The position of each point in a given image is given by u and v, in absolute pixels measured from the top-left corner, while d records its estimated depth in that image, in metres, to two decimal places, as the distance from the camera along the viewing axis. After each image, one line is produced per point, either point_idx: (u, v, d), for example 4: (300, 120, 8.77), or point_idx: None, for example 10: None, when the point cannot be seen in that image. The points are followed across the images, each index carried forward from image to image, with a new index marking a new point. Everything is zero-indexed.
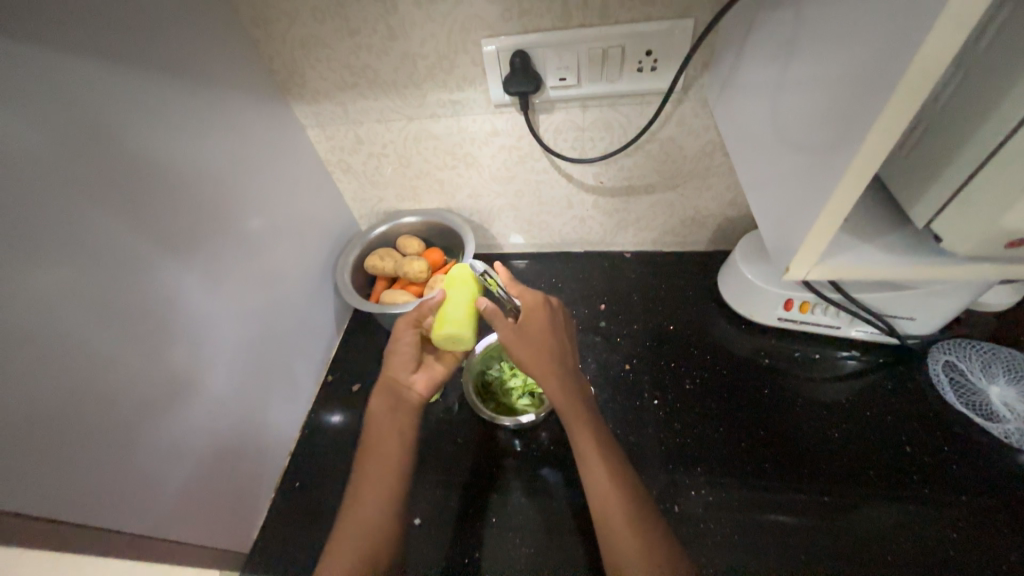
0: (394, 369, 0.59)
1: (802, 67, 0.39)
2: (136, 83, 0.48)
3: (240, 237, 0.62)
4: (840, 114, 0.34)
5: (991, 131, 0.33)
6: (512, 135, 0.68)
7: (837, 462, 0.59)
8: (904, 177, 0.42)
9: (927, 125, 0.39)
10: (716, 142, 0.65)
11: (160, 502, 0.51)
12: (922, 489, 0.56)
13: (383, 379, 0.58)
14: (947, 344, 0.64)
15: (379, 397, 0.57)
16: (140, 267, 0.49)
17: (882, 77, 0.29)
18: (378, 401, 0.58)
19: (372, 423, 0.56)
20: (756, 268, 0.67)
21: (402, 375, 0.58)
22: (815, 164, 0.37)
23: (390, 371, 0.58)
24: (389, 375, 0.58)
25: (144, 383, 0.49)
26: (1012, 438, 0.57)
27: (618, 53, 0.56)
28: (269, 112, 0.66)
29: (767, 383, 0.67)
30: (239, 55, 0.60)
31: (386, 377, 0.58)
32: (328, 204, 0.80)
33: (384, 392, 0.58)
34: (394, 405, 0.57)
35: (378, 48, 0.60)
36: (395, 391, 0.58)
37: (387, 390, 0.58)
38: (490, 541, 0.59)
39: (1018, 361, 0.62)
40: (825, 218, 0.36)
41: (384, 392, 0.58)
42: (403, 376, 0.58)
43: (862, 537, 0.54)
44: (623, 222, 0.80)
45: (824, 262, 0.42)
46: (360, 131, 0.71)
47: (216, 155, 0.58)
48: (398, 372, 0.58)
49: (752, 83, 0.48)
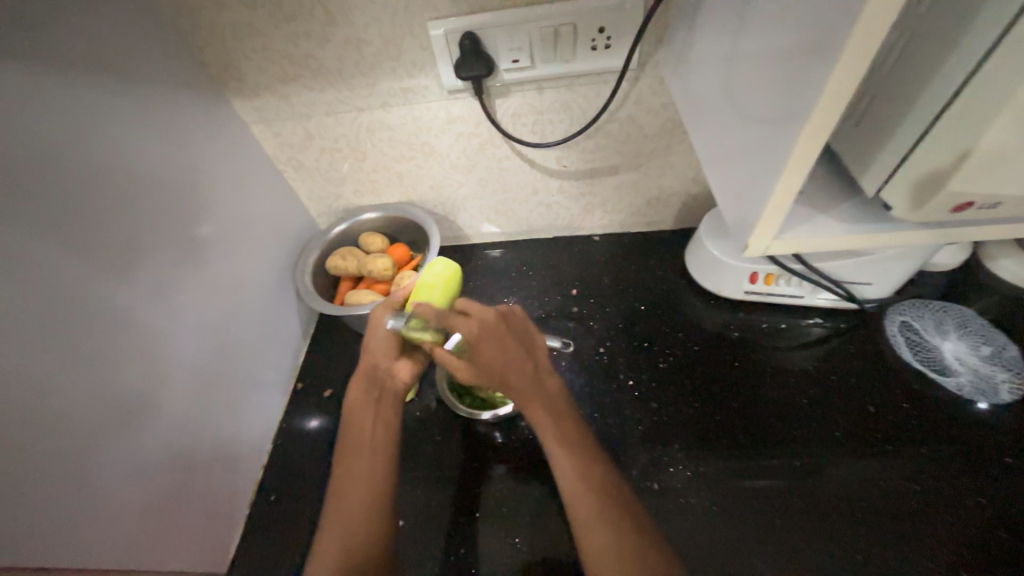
0: (375, 354, 0.56)
1: (752, 37, 0.38)
2: (50, 83, 0.43)
3: (189, 245, 0.58)
4: (790, 83, 0.33)
5: (935, 94, 0.33)
6: (468, 121, 0.65)
7: (807, 426, 0.61)
8: (855, 145, 0.42)
9: (875, 91, 0.39)
10: (675, 119, 0.65)
11: (120, 532, 0.48)
12: (885, 445, 0.58)
13: (363, 366, 0.56)
14: (902, 306, 0.68)
15: (359, 386, 0.55)
16: (78, 286, 0.45)
17: (828, 44, 0.29)
18: (356, 392, 0.55)
19: (352, 414, 0.54)
20: (721, 243, 0.67)
21: (383, 361, 0.56)
22: (769, 137, 0.36)
23: (372, 357, 0.56)
24: (370, 361, 0.56)
25: (94, 408, 0.46)
26: (964, 390, 0.61)
27: (570, 31, 0.55)
28: (207, 109, 0.61)
29: (737, 355, 0.68)
30: (165, 47, 0.56)
31: (366, 363, 0.55)
32: (282, 205, 0.76)
33: (364, 380, 0.55)
34: (376, 395, 0.55)
35: (319, 35, 0.57)
36: (376, 378, 0.56)
37: (369, 378, 0.55)
38: (476, 535, 0.59)
39: (968, 317, 0.65)
40: (779, 191, 0.36)
41: (364, 380, 0.55)
42: (385, 363, 0.56)
43: (833, 494, 0.56)
44: (589, 205, 0.79)
45: (783, 235, 0.42)
46: (309, 126, 0.68)
47: (151, 159, 0.53)
48: (380, 359, 0.56)
49: (705, 57, 0.47)
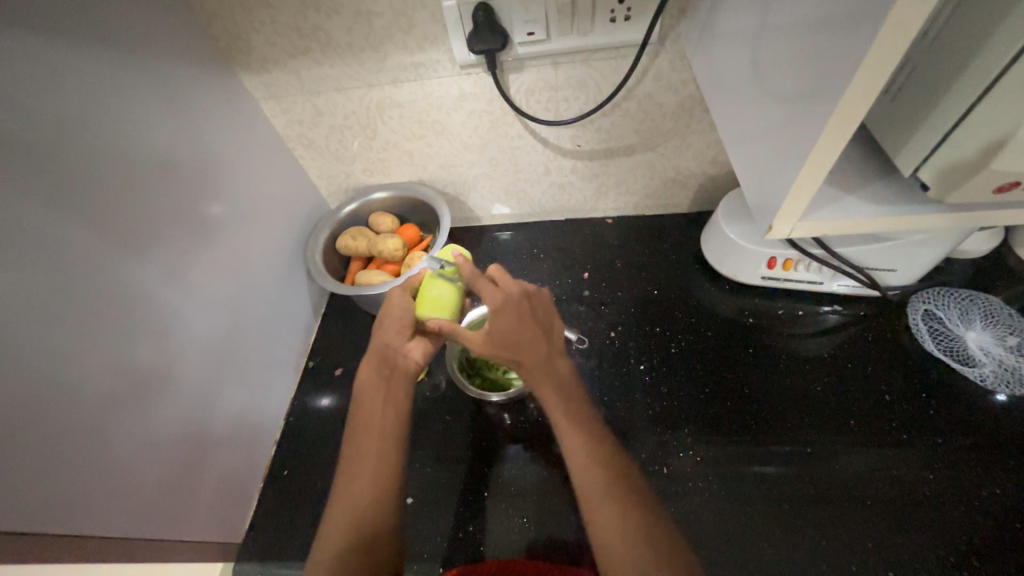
0: (387, 334, 0.55)
1: (783, 5, 0.36)
2: (58, 56, 0.43)
3: (199, 222, 0.58)
4: (824, 55, 0.31)
5: (984, 66, 0.31)
6: (481, 98, 0.64)
7: (821, 414, 0.60)
8: (890, 122, 0.40)
9: (916, 63, 0.36)
10: (695, 97, 0.62)
11: (137, 504, 0.49)
12: (901, 434, 0.57)
13: (375, 346, 0.55)
14: (926, 294, 0.65)
15: (370, 365, 0.55)
16: (90, 261, 0.45)
17: (869, 10, 0.27)
18: (368, 371, 0.55)
19: (364, 394, 0.54)
20: (739, 227, 0.66)
21: (395, 341, 0.55)
22: (798, 113, 0.35)
23: (383, 336, 0.55)
24: (382, 340, 0.55)
25: (107, 384, 0.46)
26: (987, 380, 0.59)
27: (588, 2, 0.52)
28: (216, 84, 0.60)
29: (752, 341, 0.67)
30: (172, 19, 0.54)
31: (378, 343, 0.55)
32: (292, 184, 0.75)
33: (375, 360, 0.55)
34: (387, 375, 0.55)
35: (328, 6, 0.55)
36: (386, 358, 0.55)
37: (380, 359, 0.55)
38: (484, 514, 0.59)
39: (995, 306, 0.63)
40: (807, 170, 0.34)
41: (375, 360, 0.55)
42: (397, 343, 0.55)
43: (845, 482, 0.55)
44: (603, 187, 0.77)
45: (807, 217, 0.41)
46: (318, 102, 0.66)
47: (160, 135, 0.53)
48: (392, 338, 0.55)
49: (731, 28, 0.45)
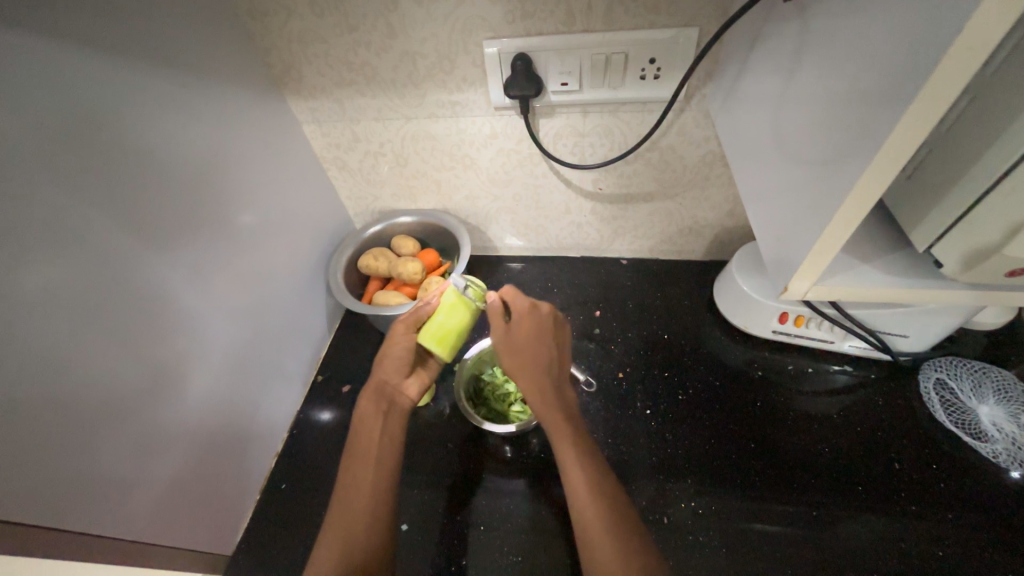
0: (386, 371, 0.57)
1: (808, 82, 0.38)
2: (125, 73, 0.47)
3: (230, 231, 0.60)
4: (845, 133, 0.33)
5: (995, 157, 0.32)
6: (510, 137, 0.67)
7: (828, 477, 0.59)
8: (906, 198, 0.42)
9: (931, 146, 0.39)
10: (716, 153, 0.65)
11: (134, 507, 0.49)
12: (909, 504, 0.56)
13: (373, 382, 0.57)
14: (937, 363, 0.65)
15: (367, 400, 0.56)
16: (120, 262, 0.47)
17: (890, 100, 0.29)
18: (365, 404, 0.56)
19: (360, 427, 0.55)
20: (752, 280, 0.67)
21: (393, 377, 0.57)
22: (817, 183, 0.36)
23: (382, 373, 0.57)
24: (381, 376, 0.57)
25: (120, 383, 0.47)
26: (999, 458, 0.58)
27: (621, 60, 0.56)
28: (264, 105, 0.64)
29: (760, 395, 0.67)
30: (233, 45, 0.59)
31: (377, 379, 0.57)
32: (322, 201, 0.79)
33: (373, 394, 0.56)
34: (385, 409, 0.56)
35: (377, 45, 0.59)
36: (384, 394, 0.57)
37: (377, 393, 0.56)
38: (476, 550, 0.58)
39: (1009, 381, 0.62)
40: (826, 238, 0.35)
41: (374, 395, 0.56)
42: (394, 380, 0.57)
43: (849, 551, 0.54)
44: (620, 229, 0.79)
45: (819, 279, 0.42)
46: (357, 129, 0.70)
47: (205, 148, 0.56)
48: (389, 374, 0.57)
49: (755, 96, 0.47)
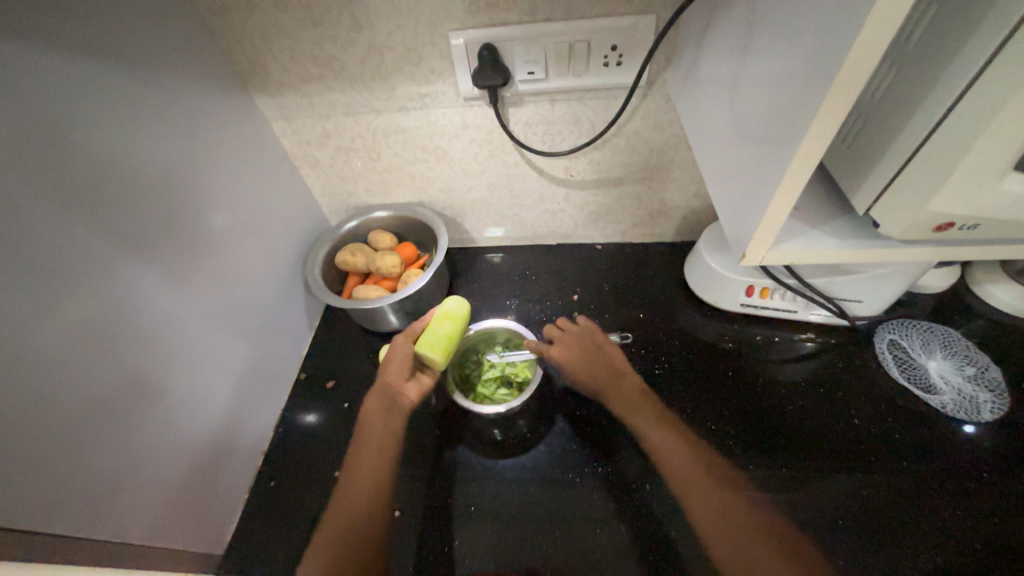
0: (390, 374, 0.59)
1: (756, 61, 0.41)
2: (85, 71, 0.46)
3: (203, 231, 0.60)
4: (789, 106, 0.36)
5: (920, 123, 0.36)
6: (481, 128, 0.68)
7: (797, 437, 0.62)
8: (846, 167, 0.45)
9: (864, 118, 0.42)
10: (679, 136, 0.68)
11: (125, 511, 0.49)
12: (870, 456, 0.60)
13: (378, 383, 0.59)
14: (891, 324, 0.70)
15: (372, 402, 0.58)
16: (94, 265, 0.46)
17: (823, 72, 0.31)
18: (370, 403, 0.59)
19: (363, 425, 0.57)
20: (719, 256, 0.70)
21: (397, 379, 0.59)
22: (768, 155, 0.39)
23: (385, 375, 0.59)
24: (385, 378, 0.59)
25: (103, 386, 0.47)
26: (947, 407, 0.62)
27: (584, 47, 0.58)
28: (231, 103, 0.64)
29: (732, 365, 0.70)
30: (195, 42, 0.58)
31: (381, 381, 0.59)
32: (295, 199, 0.78)
33: (378, 395, 0.59)
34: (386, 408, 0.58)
35: (344, 39, 0.59)
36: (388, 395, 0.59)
37: (381, 393, 0.58)
38: (468, 530, 0.59)
39: (953, 338, 0.68)
40: (777, 205, 0.38)
41: (378, 395, 0.59)
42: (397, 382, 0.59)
43: (819, 503, 0.57)
44: (593, 215, 0.81)
45: (775, 246, 0.44)
46: (327, 125, 0.70)
47: (173, 148, 0.55)
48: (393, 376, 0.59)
49: (711, 78, 0.50)
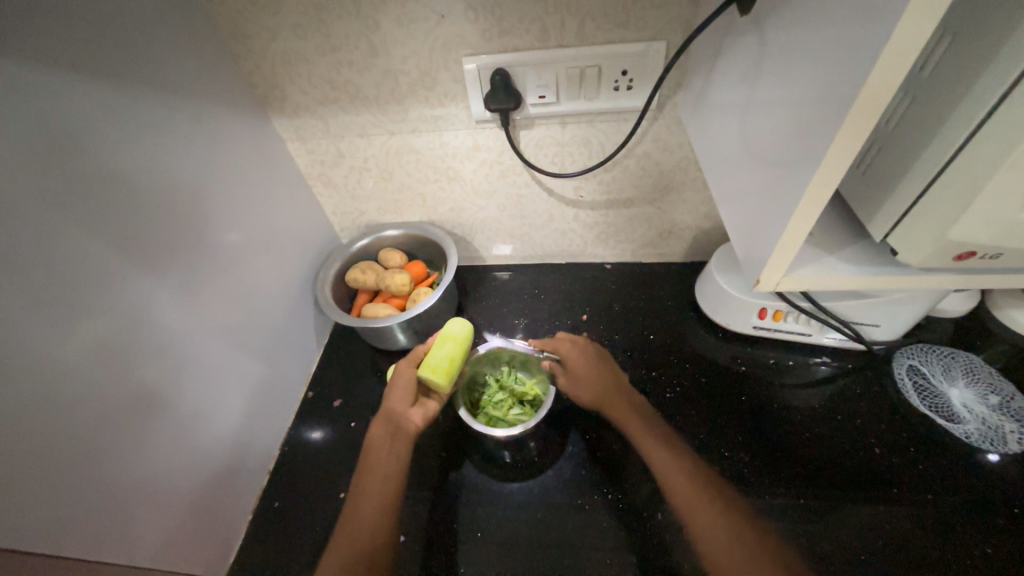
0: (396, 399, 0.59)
1: (767, 88, 0.41)
2: (110, 96, 0.47)
3: (218, 249, 0.61)
4: (802, 132, 0.36)
5: (937, 150, 0.35)
6: (492, 149, 0.69)
7: (814, 466, 0.60)
8: (862, 193, 0.45)
9: (880, 144, 0.42)
10: (690, 158, 0.68)
11: (131, 529, 0.48)
12: (892, 487, 0.58)
13: (384, 408, 0.59)
14: (910, 350, 0.68)
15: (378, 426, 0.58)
16: (109, 282, 0.47)
17: (837, 100, 0.31)
18: (376, 428, 0.58)
19: (370, 449, 0.56)
20: (731, 278, 0.69)
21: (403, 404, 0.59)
22: (780, 180, 0.39)
23: (391, 399, 0.59)
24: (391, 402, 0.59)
25: (114, 402, 0.47)
26: (972, 438, 0.60)
27: (595, 72, 0.58)
28: (249, 124, 0.65)
29: (745, 389, 0.68)
30: (216, 67, 0.60)
31: (388, 406, 0.59)
32: (308, 217, 0.79)
33: (383, 419, 0.58)
34: (393, 432, 0.57)
35: (360, 64, 0.61)
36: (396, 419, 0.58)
37: (388, 417, 0.58)
38: (474, 557, 0.58)
39: (975, 364, 0.66)
40: (791, 231, 0.38)
41: (384, 419, 0.58)
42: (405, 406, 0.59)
43: (839, 536, 0.55)
44: (603, 235, 0.81)
45: (790, 271, 0.44)
46: (341, 146, 0.72)
47: (192, 169, 0.57)
48: (399, 401, 0.59)
49: (722, 102, 0.50)
